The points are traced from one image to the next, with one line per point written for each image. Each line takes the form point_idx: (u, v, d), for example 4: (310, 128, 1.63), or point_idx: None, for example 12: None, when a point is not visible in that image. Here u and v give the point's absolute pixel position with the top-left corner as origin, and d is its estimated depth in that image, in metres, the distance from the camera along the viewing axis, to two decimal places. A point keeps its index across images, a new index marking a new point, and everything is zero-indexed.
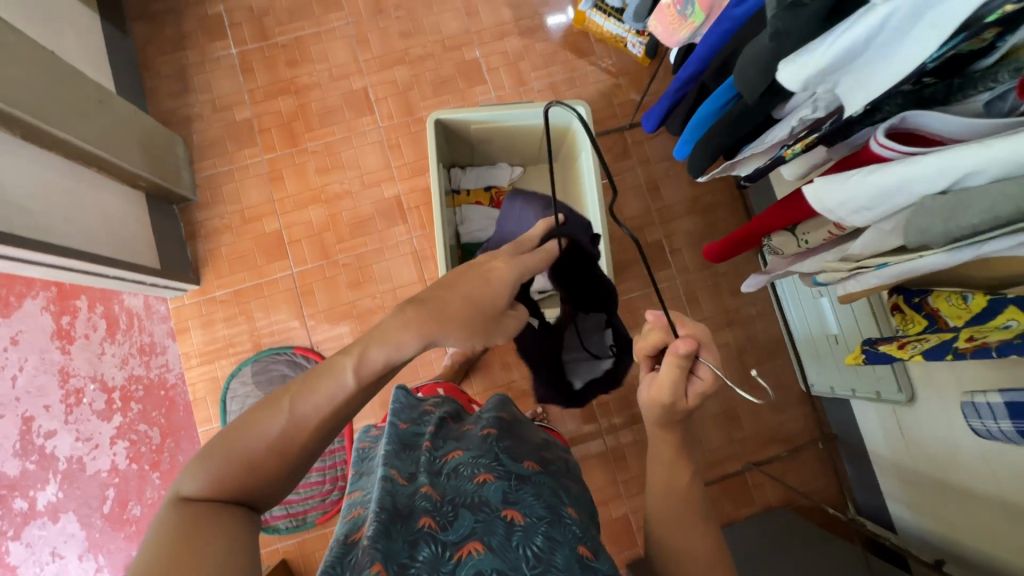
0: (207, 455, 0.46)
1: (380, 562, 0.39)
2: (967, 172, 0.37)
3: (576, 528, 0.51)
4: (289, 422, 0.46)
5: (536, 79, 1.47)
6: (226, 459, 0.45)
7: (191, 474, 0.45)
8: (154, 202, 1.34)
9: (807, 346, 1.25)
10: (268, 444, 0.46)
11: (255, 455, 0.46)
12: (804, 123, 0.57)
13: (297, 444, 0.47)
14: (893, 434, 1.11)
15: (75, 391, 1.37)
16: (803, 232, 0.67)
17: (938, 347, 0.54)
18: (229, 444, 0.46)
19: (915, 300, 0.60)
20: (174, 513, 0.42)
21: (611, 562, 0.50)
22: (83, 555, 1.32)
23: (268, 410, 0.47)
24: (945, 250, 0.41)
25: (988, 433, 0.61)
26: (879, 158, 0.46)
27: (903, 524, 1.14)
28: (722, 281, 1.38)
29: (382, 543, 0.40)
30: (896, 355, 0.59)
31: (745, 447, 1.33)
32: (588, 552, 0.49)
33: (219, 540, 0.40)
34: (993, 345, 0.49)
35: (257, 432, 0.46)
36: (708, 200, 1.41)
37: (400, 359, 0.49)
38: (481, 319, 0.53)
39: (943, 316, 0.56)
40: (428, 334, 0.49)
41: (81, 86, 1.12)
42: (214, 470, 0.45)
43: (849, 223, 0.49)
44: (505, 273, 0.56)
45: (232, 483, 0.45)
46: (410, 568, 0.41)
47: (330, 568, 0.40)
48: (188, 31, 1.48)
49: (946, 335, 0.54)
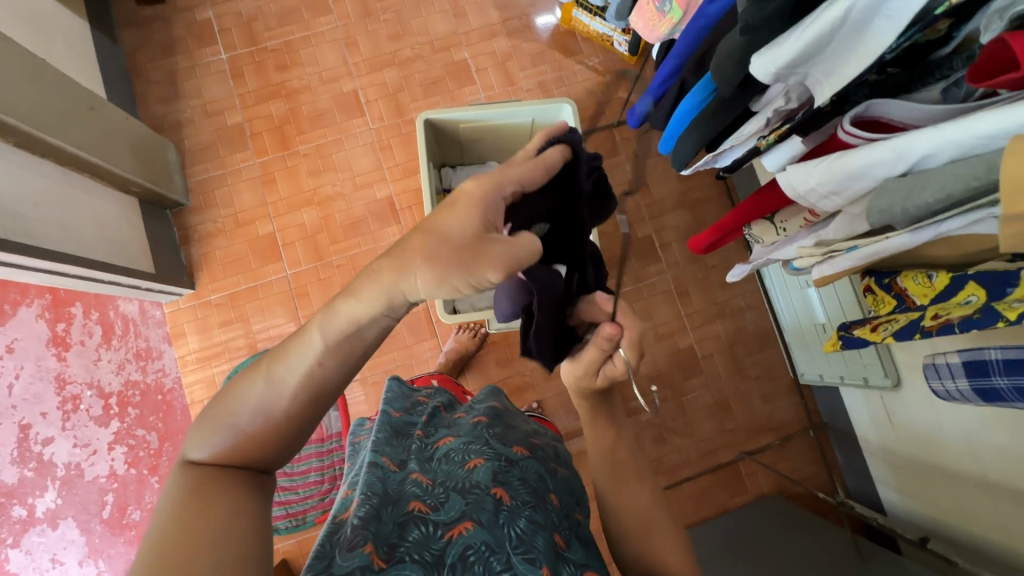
0: (206, 422, 0.47)
1: (371, 544, 0.41)
2: (924, 153, 0.39)
3: (555, 515, 0.52)
4: (268, 386, 0.46)
5: (524, 79, 1.49)
6: (225, 430, 0.46)
7: (195, 441, 0.46)
8: (147, 207, 1.35)
9: (796, 335, 1.28)
10: (258, 410, 0.46)
11: (251, 426, 0.46)
12: (779, 114, 0.60)
13: (280, 409, 0.47)
14: (880, 418, 1.13)
15: (72, 397, 1.37)
16: (782, 221, 0.70)
17: (908, 327, 0.57)
18: (223, 411, 0.47)
19: (885, 280, 0.62)
20: (180, 480, 0.43)
21: (581, 551, 0.52)
22: (83, 560, 1.33)
23: (247, 379, 0.47)
24: (908, 231, 0.43)
25: (946, 393, 0.61)
26: (846, 146, 0.49)
27: (892, 507, 1.16)
28: (711, 274, 1.40)
29: (372, 525, 0.43)
30: (869, 338, 0.62)
31: (737, 437, 1.35)
32: (562, 541, 0.50)
33: (231, 500, 0.42)
34: (956, 321, 0.51)
35: (244, 398, 0.46)
36: (696, 195, 1.43)
37: (363, 314, 0.47)
38: (453, 252, 0.46)
39: (911, 295, 0.58)
40: (384, 284, 0.46)
41: (72, 93, 1.13)
42: (218, 439, 0.46)
43: (819, 208, 0.51)
44: (472, 193, 0.48)
45: (237, 451, 0.46)
46: (400, 547, 0.43)
47: (322, 547, 0.42)
48: (177, 37, 1.49)
49: (913, 314, 0.56)
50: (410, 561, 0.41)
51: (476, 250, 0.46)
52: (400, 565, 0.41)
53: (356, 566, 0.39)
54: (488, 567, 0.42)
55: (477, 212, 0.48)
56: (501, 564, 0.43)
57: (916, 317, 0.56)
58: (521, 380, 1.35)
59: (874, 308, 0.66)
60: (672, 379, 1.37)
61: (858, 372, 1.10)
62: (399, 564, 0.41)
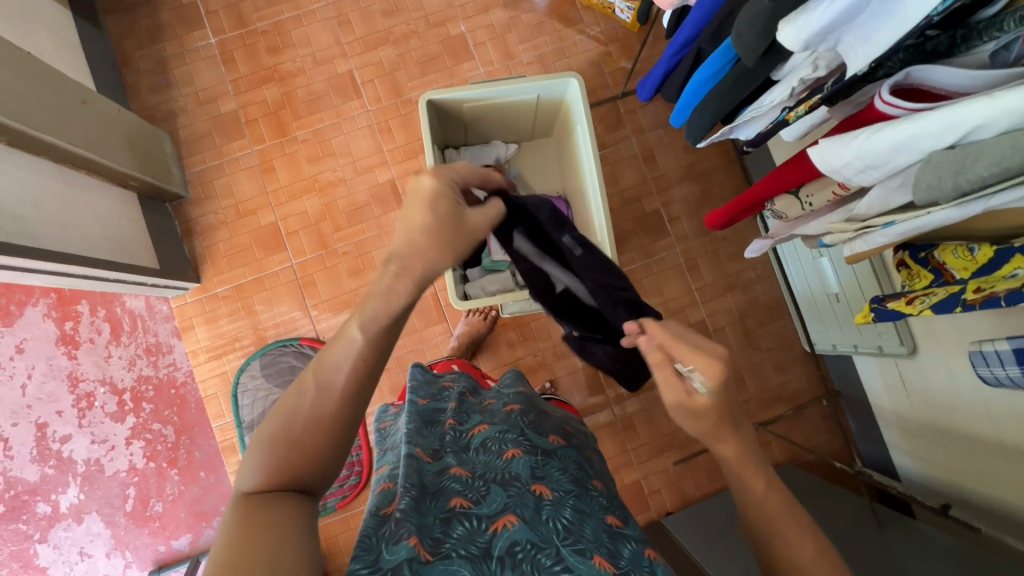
0: (254, 451, 0.46)
1: (416, 536, 0.40)
2: (975, 126, 0.38)
3: (600, 500, 0.53)
4: (318, 391, 0.47)
5: (524, 52, 1.44)
6: (275, 447, 0.46)
7: (246, 471, 0.45)
8: (147, 201, 1.33)
9: (808, 305, 1.26)
10: (306, 422, 0.47)
11: (301, 437, 0.46)
12: (805, 84, 0.57)
13: (330, 416, 0.47)
14: (894, 385, 1.13)
15: (86, 395, 1.38)
16: (807, 195, 0.65)
17: (948, 300, 0.56)
18: (269, 432, 0.47)
19: (921, 254, 0.62)
20: (234, 509, 0.43)
21: (638, 529, 0.52)
22: (110, 552, 1.35)
23: (292, 393, 0.48)
24: (954, 206, 0.41)
25: (997, 380, 0.61)
26: (886, 116, 0.46)
27: (908, 474, 1.17)
28: (720, 246, 1.39)
29: (416, 517, 0.42)
30: (904, 312, 0.61)
31: (750, 409, 1.36)
32: (615, 521, 0.51)
33: (298, 536, 0.41)
34: (1002, 295, 0.52)
35: (293, 409, 0.47)
36: (704, 166, 1.41)
37: (399, 309, 0.50)
38: (450, 231, 0.54)
39: (949, 268, 0.58)
40: (413, 273, 0.51)
41: (64, 86, 1.09)
42: (268, 461, 0.45)
43: (853, 182, 0.50)
44: (426, 186, 0.54)
45: (286, 469, 0.45)
46: (446, 542, 0.42)
47: (366, 538, 0.42)
48: (164, 22, 1.44)
49: (954, 287, 0.56)
50: (458, 556, 0.41)
51: (457, 219, 0.55)
52: (447, 559, 0.40)
53: (406, 557, 0.38)
54: (538, 563, 0.42)
55: (448, 199, 0.54)
56: (551, 558, 0.42)
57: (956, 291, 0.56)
58: (533, 360, 1.35)
59: (909, 282, 0.66)
60: None
61: (872, 340, 1.09)
62: (446, 557, 0.40)
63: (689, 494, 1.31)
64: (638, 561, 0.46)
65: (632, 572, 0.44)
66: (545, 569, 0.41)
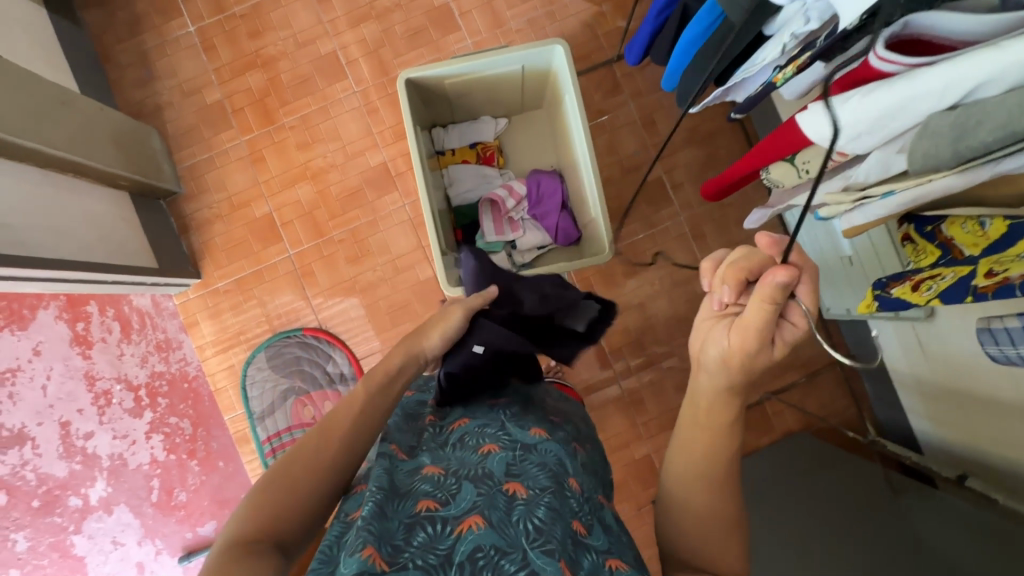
0: (251, 500, 0.49)
1: (372, 546, 0.40)
2: (975, 81, 0.36)
3: (575, 501, 0.51)
4: (318, 436, 0.54)
5: (513, 18, 1.37)
6: (273, 492, 0.49)
7: (237, 517, 0.47)
8: (140, 199, 1.32)
9: (823, 269, 1.19)
10: (310, 465, 0.51)
11: (299, 482, 0.50)
12: (797, 41, 0.53)
13: (327, 458, 0.52)
14: (911, 349, 1.07)
15: (104, 392, 1.40)
16: (803, 160, 0.60)
17: (957, 286, 0.54)
18: (273, 479, 0.50)
19: (929, 229, 0.60)
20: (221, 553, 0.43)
21: (603, 537, 0.50)
22: (141, 540, 1.40)
23: (303, 440, 0.54)
24: (957, 172, 0.40)
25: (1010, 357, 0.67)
26: (881, 75, 0.42)
27: (926, 438, 1.14)
28: (728, 212, 1.33)
29: (377, 524, 0.42)
30: (911, 299, 0.59)
31: (762, 378, 1.33)
32: (582, 527, 0.48)
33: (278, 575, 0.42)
34: (1015, 280, 0.48)
35: (299, 453, 0.52)
36: (708, 128, 1.34)
37: (394, 364, 0.63)
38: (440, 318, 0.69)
39: (958, 244, 0.56)
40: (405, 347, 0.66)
41: (41, 88, 1.07)
42: (260, 506, 0.48)
43: (848, 151, 0.47)
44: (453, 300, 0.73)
45: (275, 512, 0.48)
46: (404, 551, 0.41)
47: (329, 549, 0.42)
48: (142, 12, 1.40)
49: (964, 269, 0.53)
50: (414, 565, 0.40)
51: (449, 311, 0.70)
52: (403, 569, 0.39)
53: (356, 571, 0.38)
54: (499, 569, 0.40)
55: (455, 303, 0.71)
56: (515, 563, 0.41)
57: (966, 274, 0.53)
58: None
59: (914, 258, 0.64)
60: None
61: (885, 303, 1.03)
62: (402, 568, 0.39)
63: None
64: (599, 572, 0.45)
65: None
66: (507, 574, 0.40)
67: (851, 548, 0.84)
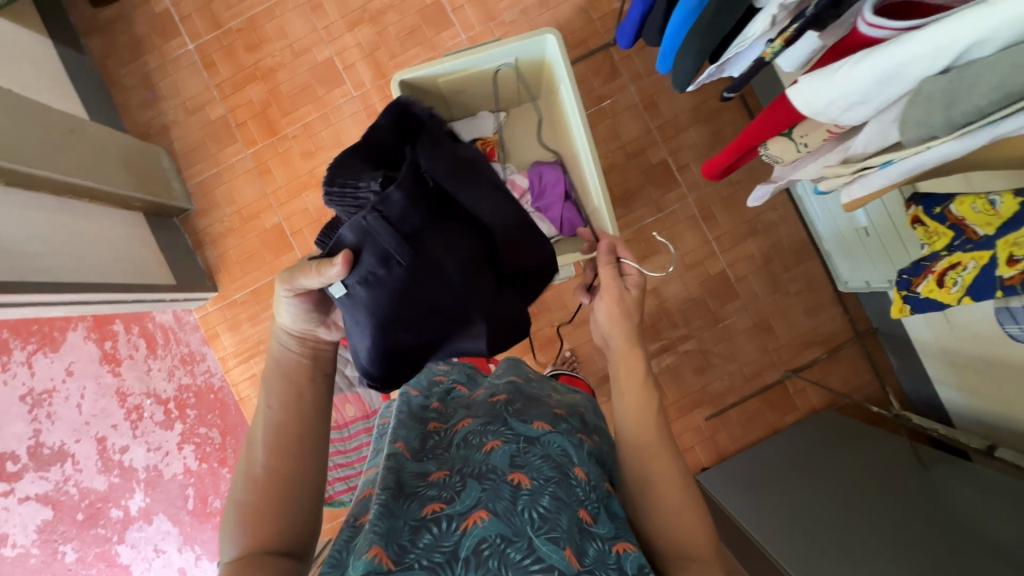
0: (236, 484, 0.56)
1: (378, 546, 0.40)
2: (969, 44, 0.35)
3: (582, 489, 0.51)
4: (249, 448, 0.58)
5: (505, 10, 1.36)
6: (249, 475, 0.56)
7: (233, 497, 0.55)
8: (154, 219, 1.36)
9: (836, 241, 1.17)
10: (264, 445, 0.57)
11: (262, 459, 0.56)
12: (787, 10, 0.51)
13: (280, 433, 0.58)
14: (937, 321, 1.03)
15: (135, 407, 1.43)
16: (800, 135, 0.59)
17: (984, 274, 0.59)
18: (244, 463, 0.57)
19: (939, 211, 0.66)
20: (229, 531, 0.53)
21: (611, 524, 0.50)
22: (182, 547, 1.44)
23: (253, 422, 0.59)
24: (954, 137, 0.38)
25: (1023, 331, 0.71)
26: (872, 39, 0.43)
27: (957, 408, 1.11)
28: (737, 190, 1.30)
29: (382, 524, 0.43)
30: (937, 296, 0.63)
31: (782, 356, 1.31)
32: (588, 516, 0.49)
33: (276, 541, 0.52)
34: None
35: (254, 436, 0.58)
36: (712, 105, 1.31)
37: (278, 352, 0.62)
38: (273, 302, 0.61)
39: (970, 225, 0.61)
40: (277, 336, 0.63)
41: (50, 117, 1.10)
42: (242, 486, 0.55)
43: (841, 121, 0.47)
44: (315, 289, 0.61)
45: (258, 489, 0.55)
46: (410, 551, 0.41)
47: (338, 553, 0.44)
48: (142, 34, 1.42)
49: (986, 256, 0.58)
50: (420, 566, 0.40)
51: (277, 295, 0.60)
52: (409, 569, 0.40)
53: (363, 572, 0.38)
54: (505, 558, 0.41)
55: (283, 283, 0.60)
56: (522, 552, 0.42)
57: (989, 262, 0.58)
58: (552, 332, 1.33)
59: (926, 240, 0.68)
60: (706, 306, 1.32)
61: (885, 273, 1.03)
62: (408, 568, 0.40)
63: (724, 448, 1.31)
64: (604, 559, 0.45)
65: (600, 568, 0.44)
66: (514, 564, 0.41)
67: (879, 538, 0.82)
